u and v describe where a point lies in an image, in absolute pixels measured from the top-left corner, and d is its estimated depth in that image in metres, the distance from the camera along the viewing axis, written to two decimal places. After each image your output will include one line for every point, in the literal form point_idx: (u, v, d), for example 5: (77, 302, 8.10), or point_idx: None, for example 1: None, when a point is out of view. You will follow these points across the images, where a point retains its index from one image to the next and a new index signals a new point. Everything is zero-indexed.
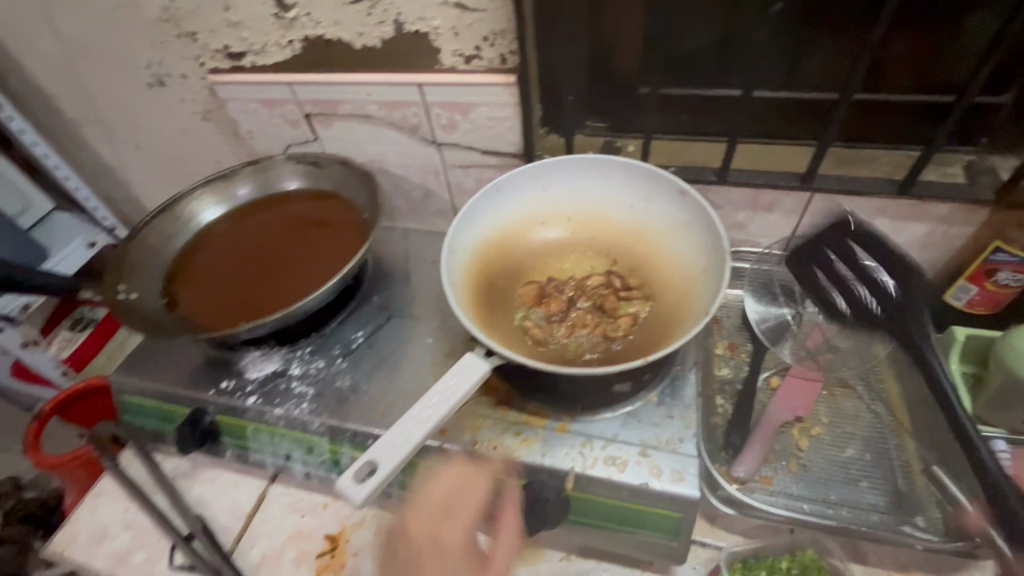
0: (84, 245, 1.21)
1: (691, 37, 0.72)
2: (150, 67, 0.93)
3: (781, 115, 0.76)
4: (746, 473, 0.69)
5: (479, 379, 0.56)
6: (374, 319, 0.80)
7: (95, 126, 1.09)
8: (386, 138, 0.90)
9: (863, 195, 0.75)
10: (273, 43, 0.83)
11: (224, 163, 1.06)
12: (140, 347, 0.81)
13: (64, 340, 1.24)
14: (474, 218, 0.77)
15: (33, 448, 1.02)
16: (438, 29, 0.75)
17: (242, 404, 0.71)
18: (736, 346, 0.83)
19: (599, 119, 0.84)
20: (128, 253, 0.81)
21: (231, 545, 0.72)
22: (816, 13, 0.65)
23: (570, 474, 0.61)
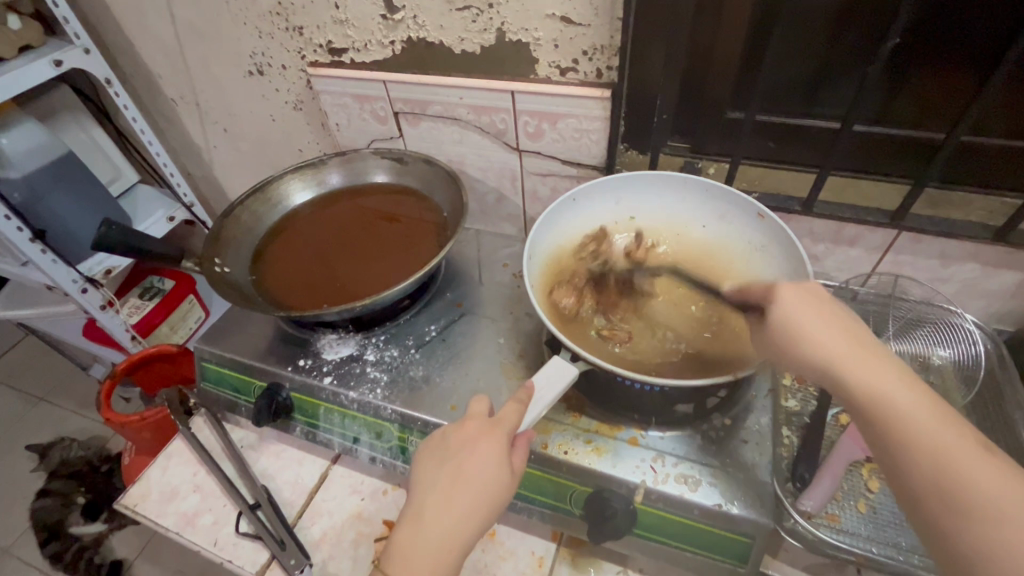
0: (164, 218, 1.28)
1: (793, 65, 0.72)
2: (253, 55, 0.98)
3: (877, 151, 0.74)
4: (813, 507, 0.68)
5: (567, 385, 0.58)
6: (447, 315, 0.82)
7: (190, 107, 1.15)
8: (470, 140, 0.92)
9: (955, 237, 0.74)
10: (376, 42, 0.87)
11: (307, 152, 1.11)
12: (220, 319, 0.84)
13: (133, 306, 1.29)
14: (552, 224, 0.78)
15: (105, 406, 1.08)
16: (539, 40, 0.77)
17: (319, 383, 0.74)
18: (803, 377, 0.80)
19: (683, 139, 0.85)
20: (223, 229, 0.85)
21: (294, 519, 0.74)
22: (930, 50, 0.65)
23: (640, 487, 0.61)
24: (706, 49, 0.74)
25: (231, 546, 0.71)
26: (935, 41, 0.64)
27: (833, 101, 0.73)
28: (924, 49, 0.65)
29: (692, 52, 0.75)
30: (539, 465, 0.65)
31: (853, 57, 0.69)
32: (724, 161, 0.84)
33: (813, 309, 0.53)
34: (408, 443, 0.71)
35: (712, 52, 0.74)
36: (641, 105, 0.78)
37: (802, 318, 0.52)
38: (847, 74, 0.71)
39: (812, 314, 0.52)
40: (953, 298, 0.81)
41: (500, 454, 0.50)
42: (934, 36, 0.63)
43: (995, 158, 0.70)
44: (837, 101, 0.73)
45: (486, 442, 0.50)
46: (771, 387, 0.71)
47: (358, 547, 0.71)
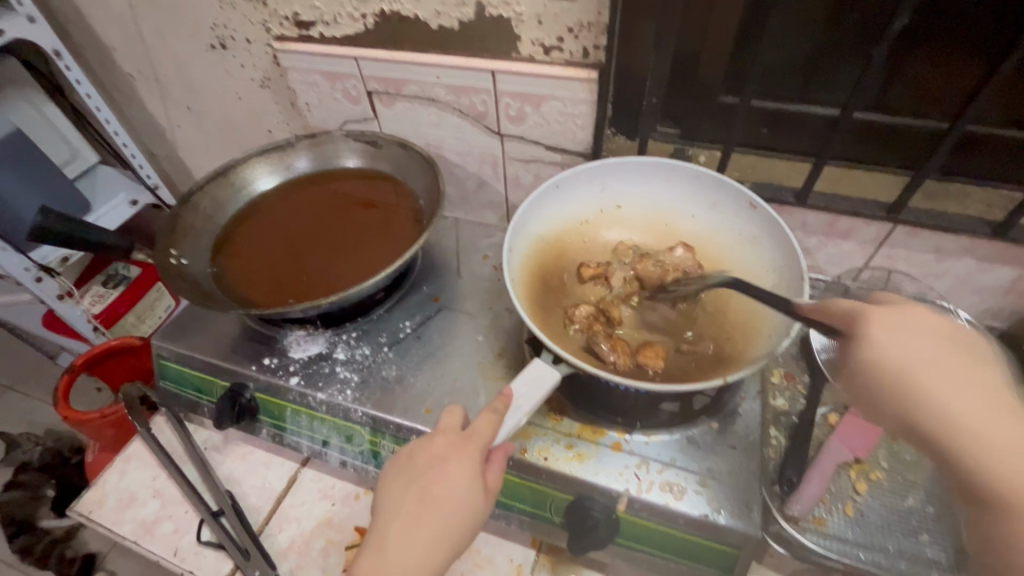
0: (127, 202, 1.20)
1: (791, 48, 0.67)
2: (214, 27, 0.91)
3: (876, 140, 0.71)
4: (800, 512, 0.65)
5: (549, 390, 0.54)
6: (423, 310, 0.78)
7: (149, 83, 1.07)
8: (448, 123, 0.87)
9: (953, 231, 0.71)
10: (346, 14, 0.80)
11: (276, 133, 1.04)
12: (181, 314, 0.79)
13: (96, 295, 1.23)
14: (533, 215, 0.73)
15: (64, 403, 1.03)
16: (522, 16, 0.72)
17: (285, 384, 0.69)
18: (792, 375, 0.77)
19: (672, 124, 0.80)
20: (181, 218, 0.79)
21: (260, 526, 0.71)
22: (937, 32, 0.61)
23: (623, 496, 0.58)
24: (700, 28, 0.69)
25: (192, 555, 0.69)
26: (942, 24, 0.60)
27: (833, 86, 0.69)
28: (930, 32, 0.61)
29: (686, 31, 0.70)
30: (517, 472, 0.62)
31: (855, 40, 0.65)
32: (716, 148, 0.79)
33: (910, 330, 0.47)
34: (379, 448, 0.67)
35: (706, 31, 0.69)
36: (629, 87, 0.74)
37: (907, 355, 0.46)
38: (849, 57, 0.66)
39: (909, 343, 0.46)
40: (946, 294, 0.78)
41: (472, 472, 0.46)
42: (942, 18, 0.59)
43: (998, 149, 0.66)
44: (837, 87, 0.69)
45: (457, 460, 0.46)
46: (760, 388, 0.68)
47: (328, 556, 0.69)
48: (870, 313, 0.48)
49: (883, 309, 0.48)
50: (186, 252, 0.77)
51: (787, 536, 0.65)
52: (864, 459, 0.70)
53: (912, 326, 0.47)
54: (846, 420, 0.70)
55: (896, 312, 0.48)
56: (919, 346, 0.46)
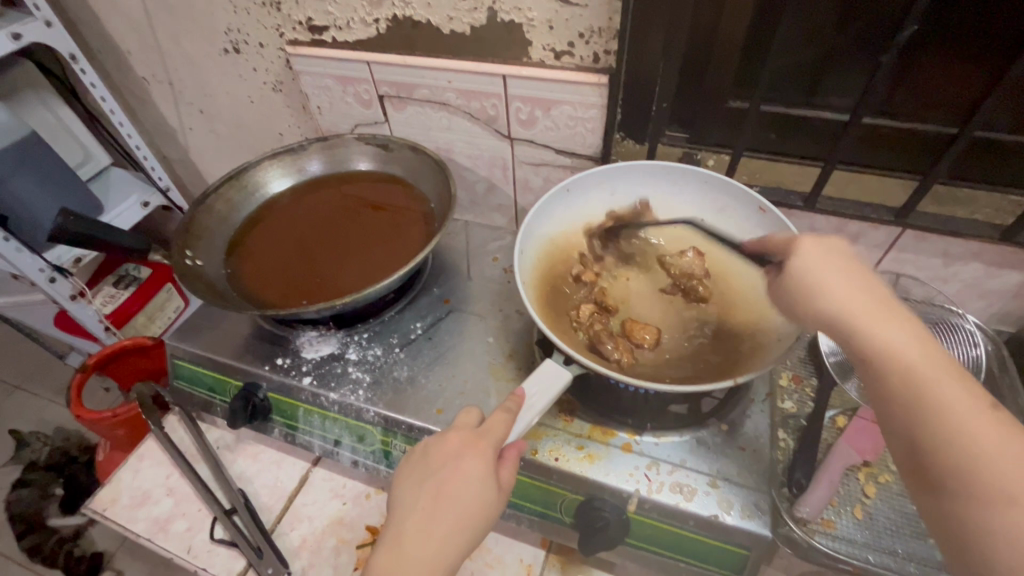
0: (139, 204, 1.21)
1: (800, 53, 0.68)
2: (228, 32, 0.92)
3: (884, 145, 0.71)
4: (809, 514, 0.65)
5: (562, 389, 0.55)
6: (434, 312, 0.79)
7: (163, 87, 1.09)
8: (459, 127, 0.87)
9: (960, 236, 0.71)
10: (359, 19, 0.81)
11: (288, 136, 1.05)
12: (194, 315, 0.80)
13: (107, 295, 1.24)
14: (543, 218, 0.74)
15: (76, 402, 1.04)
16: (534, 21, 0.73)
17: (297, 384, 0.70)
18: (800, 377, 0.78)
19: (680, 128, 0.81)
20: (195, 219, 0.80)
21: (272, 525, 0.72)
22: (946, 39, 0.61)
23: (634, 497, 0.59)
24: (710, 33, 0.70)
25: (205, 553, 0.70)
26: (950, 30, 0.61)
27: (841, 91, 0.70)
28: (938, 38, 0.61)
29: (696, 36, 0.70)
30: (527, 472, 0.62)
31: (864, 47, 0.65)
32: (724, 152, 0.80)
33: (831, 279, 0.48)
34: (391, 448, 0.68)
35: (715, 37, 0.70)
36: (639, 92, 0.74)
37: (815, 270, 0.49)
38: (858, 62, 0.67)
39: (836, 270, 0.48)
40: (954, 298, 0.79)
41: (485, 469, 0.47)
42: (950, 25, 0.60)
43: (1005, 155, 0.67)
44: (846, 92, 0.70)
45: (470, 458, 0.47)
46: (768, 391, 0.68)
47: (339, 555, 0.69)
48: (801, 240, 0.52)
49: (814, 241, 0.51)
50: (201, 253, 0.78)
51: (795, 538, 0.64)
52: (873, 462, 0.70)
53: (823, 252, 0.50)
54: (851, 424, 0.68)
55: (832, 253, 0.50)
56: (834, 270, 0.48)
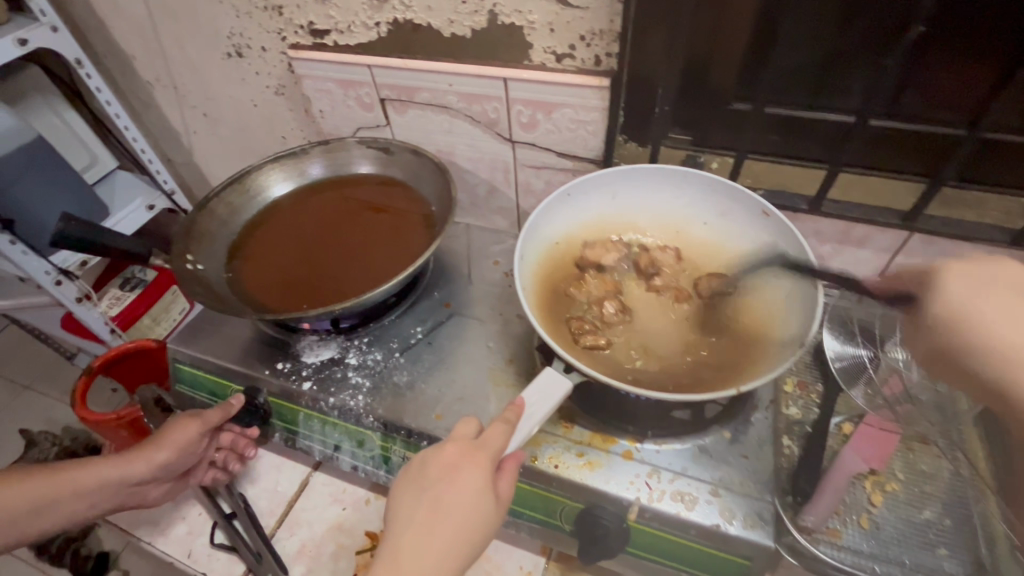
0: (144, 207, 1.22)
1: (804, 54, 0.67)
2: (230, 36, 0.92)
3: (890, 147, 0.70)
4: (815, 523, 0.64)
5: (562, 397, 0.54)
6: (434, 316, 0.78)
7: (167, 91, 1.09)
8: (460, 130, 0.87)
9: (969, 240, 0.70)
10: (360, 23, 0.81)
11: (291, 139, 1.06)
12: (196, 318, 0.80)
13: (113, 298, 1.25)
14: (544, 221, 0.73)
15: (81, 404, 1.05)
16: (534, 24, 0.72)
17: (297, 389, 0.70)
18: (806, 383, 0.77)
19: (684, 131, 0.80)
20: (197, 223, 0.80)
21: (272, 529, 0.72)
22: (954, 38, 0.60)
23: (634, 505, 0.58)
24: (713, 36, 0.69)
25: (205, 558, 0.70)
26: (959, 29, 0.59)
27: (847, 92, 0.69)
28: (946, 38, 0.60)
29: (699, 38, 0.70)
30: (527, 479, 0.62)
31: (871, 47, 0.64)
32: (728, 155, 0.79)
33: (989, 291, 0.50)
34: (390, 453, 0.67)
35: (719, 38, 0.69)
36: (641, 95, 0.74)
37: (969, 301, 0.50)
38: (864, 63, 0.66)
39: (983, 300, 0.50)
40: None
41: (483, 480, 0.46)
42: (959, 25, 0.59)
43: (1016, 155, 0.65)
44: (852, 93, 0.69)
45: (468, 469, 0.47)
46: (772, 397, 0.67)
47: (339, 560, 0.69)
48: (949, 268, 0.52)
49: (961, 266, 0.52)
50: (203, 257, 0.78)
51: (801, 547, 0.62)
52: (879, 470, 0.69)
53: (976, 283, 0.51)
54: (859, 430, 0.65)
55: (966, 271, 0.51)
56: (985, 301, 0.49)
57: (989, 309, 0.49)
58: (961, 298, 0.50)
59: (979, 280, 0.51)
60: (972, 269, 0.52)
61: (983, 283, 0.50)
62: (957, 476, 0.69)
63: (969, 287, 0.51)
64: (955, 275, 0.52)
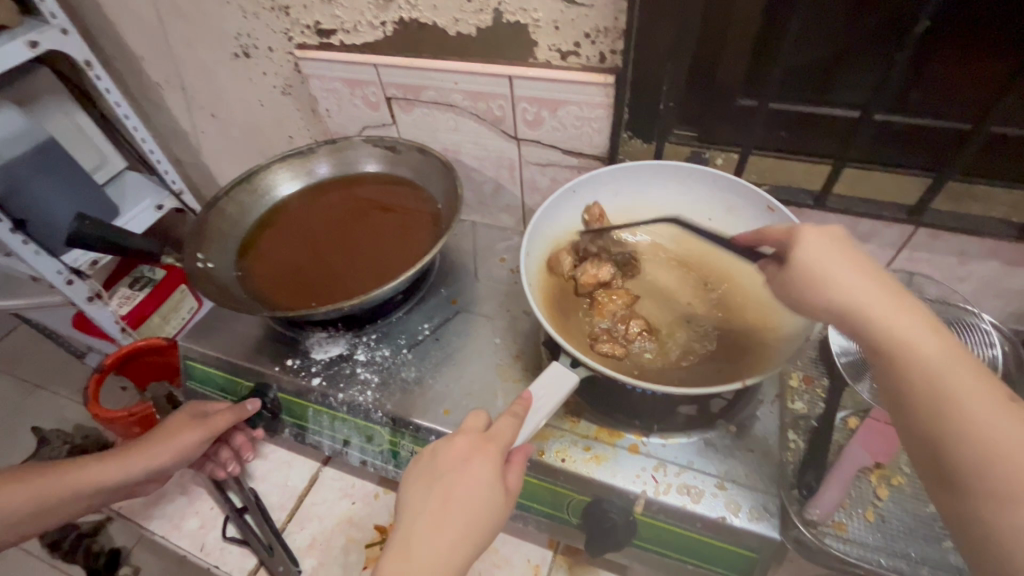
0: (153, 207, 1.23)
1: (809, 49, 0.67)
2: (238, 37, 0.93)
3: (895, 141, 0.70)
4: (821, 515, 0.64)
5: (569, 391, 0.55)
6: (442, 313, 0.79)
7: (175, 91, 1.10)
8: (465, 128, 0.88)
9: (975, 234, 0.70)
10: (366, 23, 0.82)
11: (298, 139, 1.07)
12: (207, 316, 0.81)
13: (123, 297, 1.26)
14: (550, 218, 0.74)
15: (93, 402, 1.06)
16: (539, 22, 0.73)
17: (307, 385, 0.71)
18: (811, 378, 0.77)
19: (689, 128, 0.80)
20: (207, 221, 0.81)
21: (283, 523, 0.73)
22: (960, 31, 0.60)
23: (640, 498, 0.59)
24: (716, 32, 0.69)
25: (218, 551, 0.71)
26: (966, 23, 0.59)
27: (851, 87, 0.69)
28: (951, 33, 0.60)
29: (703, 34, 0.70)
30: (535, 473, 0.63)
31: (876, 41, 0.64)
32: (733, 151, 0.80)
33: (834, 262, 0.49)
34: (399, 448, 0.68)
35: (723, 34, 0.69)
36: (646, 92, 0.74)
37: (823, 259, 0.50)
38: (868, 57, 0.66)
39: (840, 260, 0.49)
40: (970, 297, 0.77)
41: (493, 472, 0.47)
42: (964, 19, 0.59)
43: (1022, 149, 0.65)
44: (856, 88, 0.69)
45: (478, 461, 0.47)
46: (778, 392, 0.68)
47: (349, 553, 0.70)
48: (801, 229, 0.53)
49: (814, 233, 0.52)
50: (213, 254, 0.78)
51: (806, 540, 0.62)
52: (885, 464, 0.69)
53: (828, 245, 0.51)
54: (866, 424, 0.67)
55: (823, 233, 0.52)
56: (836, 260, 0.49)
57: (837, 275, 0.49)
58: (814, 255, 0.50)
59: (827, 240, 0.51)
60: (820, 235, 0.51)
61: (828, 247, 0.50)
62: None
63: (823, 247, 0.51)
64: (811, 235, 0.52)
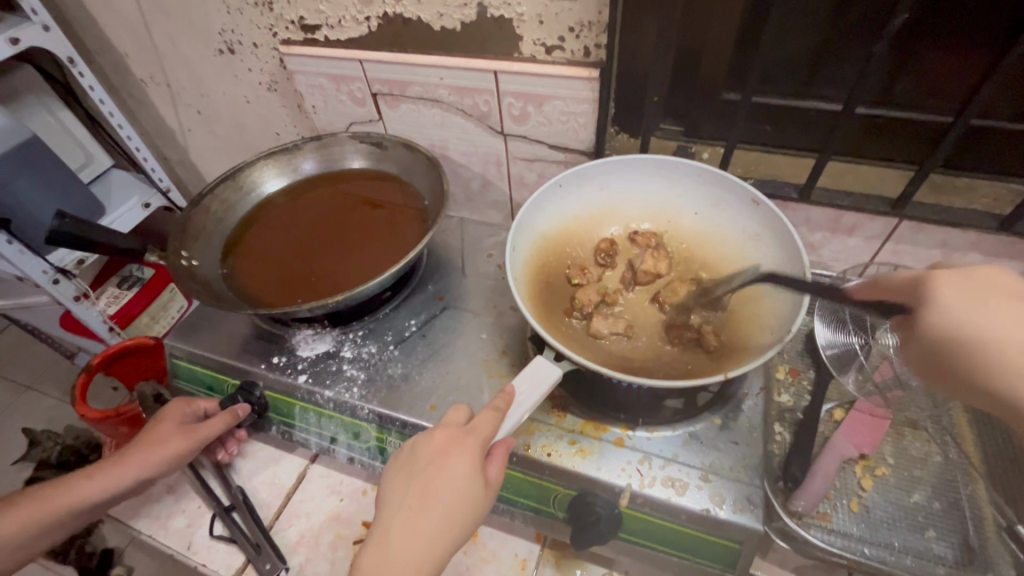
0: (140, 206, 1.22)
1: (792, 43, 0.67)
2: (222, 32, 0.92)
3: (878, 135, 0.71)
4: (805, 507, 0.65)
5: (552, 385, 0.55)
6: (428, 309, 0.79)
7: (160, 88, 1.09)
8: (452, 123, 0.87)
9: (957, 226, 0.70)
10: (350, 17, 0.81)
11: (285, 135, 1.06)
12: (192, 314, 0.81)
13: (111, 296, 1.25)
14: (536, 213, 0.73)
15: (80, 402, 1.06)
16: (524, 16, 0.72)
17: (293, 382, 0.71)
18: (797, 371, 0.77)
19: (675, 121, 0.81)
20: (191, 219, 0.80)
21: (270, 521, 0.73)
22: (941, 24, 0.60)
23: (625, 491, 0.59)
24: (702, 26, 0.69)
25: (205, 549, 0.71)
26: (947, 15, 0.59)
27: (835, 81, 0.69)
28: (932, 26, 0.60)
29: (687, 27, 0.70)
30: (520, 467, 0.63)
31: (859, 34, 0.64)
32: (719, 145, 0.80)
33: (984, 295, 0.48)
34: (386, 444, 0.68)
35: (708, 27, 0.69)
36: (631, 87, 0.74)
37: (968, 315, 0.48)
38: (852, 50, 0.66)
39: (985, 308, 0.47)
40: None
41: (472, 465, 0.47)
42: (946, 12, 0.59)
43: (1002, 141, 0.66)
44: (840, 82, 0.69)
45: (457, 454, 0.47)
46: (763, 384, 0.68)
47: (336, 550, 0.70)
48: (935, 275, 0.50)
49: (952, 273, 0.50)
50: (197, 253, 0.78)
51: (790, 531, 0.64)
52: (869, 455, 0.70)
53: (970, 286, 0.49)
54: (851, 415, 0.71)
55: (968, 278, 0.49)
56: (984, 309, 0.47)
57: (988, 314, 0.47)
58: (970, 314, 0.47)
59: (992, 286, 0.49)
60: (958, 273, 0.50)
61: (977, 281, 0.49)
62: (945, 460, 0.70)
63: (963, 291, 0.49)
64: (946, 286, 0.49)
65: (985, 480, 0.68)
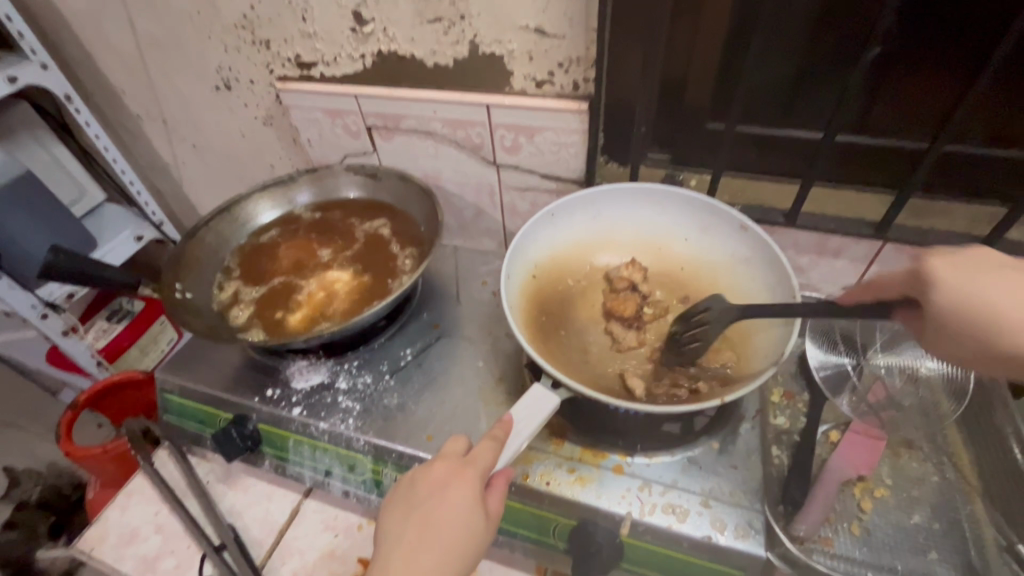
0: (132, 238, 1.22)
1: (771, 74, 0.70)
2: (219, 70, 0.95)
3: (856, 161, 0.74)
4: (809, 532, 0.61)
5: (548, 413, 0.55)
6: (423, 338, 0.79)
7: (157, 124, 1.11)
8: (445, 154, 0.89)
9: (938, 248, 0.72)
10: (345, 55, 0.84)
11: (279, 168, 1.07)
12: (183, 348, 0.80)
13: (99, 330, 1.24)
14: (530, 241, 0.75)
15: (66, 439, 1.05)
16: (514, 52, 0.75)
17: (287, 415, 0.70)
18: (792, 393, 0.77)
19: (663, 150, 0.83)
20: (186, 252, 0.80)
21: (262, 560, 0.71)
22: (911, 56, 0.64)
23: (626, 519, 0.58)
24: (687, 60, 0.72)
25: None
26: (920, 47, 0.63)
27: (815, 110, 0.72)
28: (905, 58, 0.64)
29: (673, 60, 0.73)
30: (519, 497, 0.62)
31: (836, 66, 0.67)
32: (706, 172, 0.82)
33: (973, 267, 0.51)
34: (381, 476, 0.67)
35: (692, 62, 0.72)
36: (619, 119, 0.77)
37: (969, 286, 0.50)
38: (831, 81, 0.69)
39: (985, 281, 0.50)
40: None
41: (471, 496, 0.47)
42: (913, 47, 0.63)
43: (974, 165, 0.69)
44: (819, 111, 0.72)
45: (457, 485, 0.47)
46: (758, 407, 0.68)
47: None
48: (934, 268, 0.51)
49: (949, 262, 0.51)
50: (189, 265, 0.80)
51: None
52: (868, 477, 0.70)
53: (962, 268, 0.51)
54: (845, 437, 0.71)
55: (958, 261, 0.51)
56: (983, 277, 0.50)
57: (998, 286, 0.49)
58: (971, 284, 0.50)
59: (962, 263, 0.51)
60: (949, 258, 0.52)
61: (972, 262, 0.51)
62: (943, 480, 0.70)
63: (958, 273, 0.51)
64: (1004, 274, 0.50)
65: (983, 499, 0.68)
